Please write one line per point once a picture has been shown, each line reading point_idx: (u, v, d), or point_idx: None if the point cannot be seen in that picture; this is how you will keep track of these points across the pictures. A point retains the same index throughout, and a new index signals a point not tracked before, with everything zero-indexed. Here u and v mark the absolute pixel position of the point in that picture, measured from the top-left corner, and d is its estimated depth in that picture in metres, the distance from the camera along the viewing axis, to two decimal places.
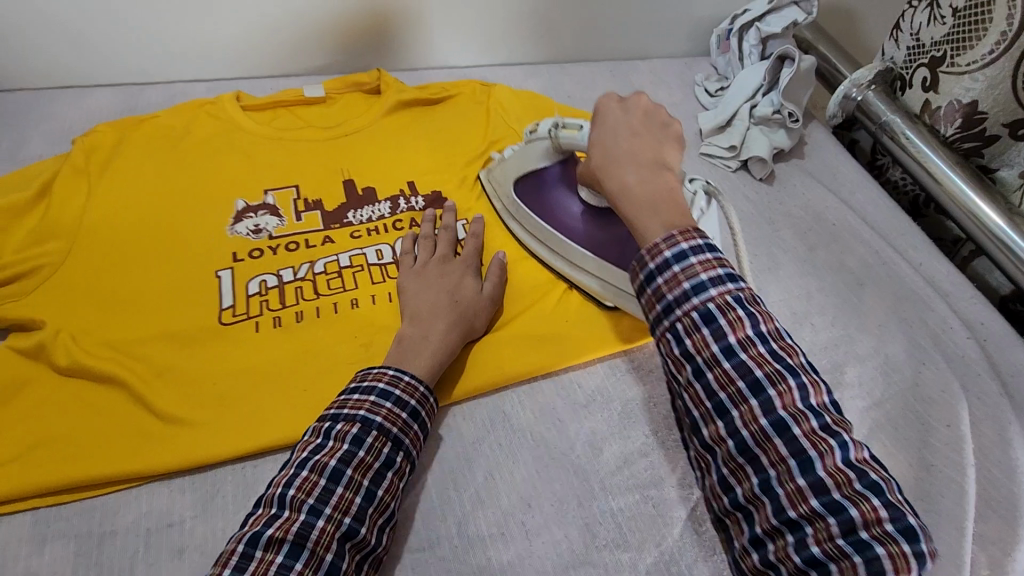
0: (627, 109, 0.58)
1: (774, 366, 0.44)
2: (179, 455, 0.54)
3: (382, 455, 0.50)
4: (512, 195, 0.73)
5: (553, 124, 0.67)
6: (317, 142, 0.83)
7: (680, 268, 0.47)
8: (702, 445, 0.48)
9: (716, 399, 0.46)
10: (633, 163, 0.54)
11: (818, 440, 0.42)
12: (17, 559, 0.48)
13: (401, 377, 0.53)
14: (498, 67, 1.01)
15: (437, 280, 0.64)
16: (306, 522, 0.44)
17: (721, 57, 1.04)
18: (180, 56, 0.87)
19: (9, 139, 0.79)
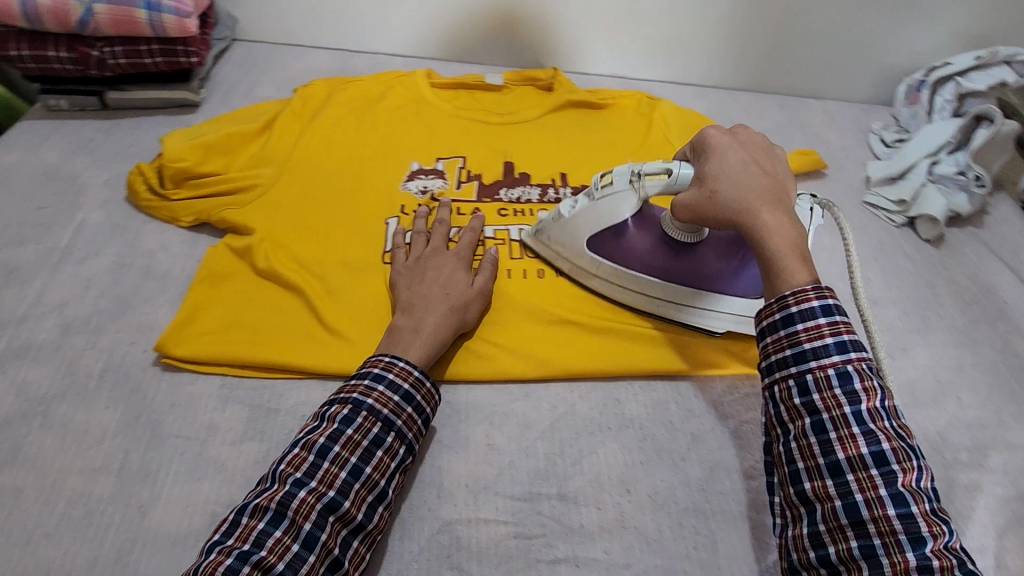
0: (744, 144, 0.58)
1: (902, 444, 0.44)
2: (336, 361, 0.62)
3: (371, 434, 0.51)
4: (585, 253, 0.66)
5: (631, 171, 0.61)
6: (487, 125, 0.91)
7: (826, 319, 0.48)
8: (796, 495, 0.47)
9: (831, 458, 0.45)
10: (777, 206, 0.54)
11: (932, 522, 0.42)
12: (206, 410, 0.59)
13: (396, 363, 0.55)
14: (666, 83, 1.04)
15: (431, 273, 0.64)
16: (288, 492, 0.47)
17: (906, 108, 0.98)
18: (391, 32, 1.00)
19: (248, 79, 0.95)
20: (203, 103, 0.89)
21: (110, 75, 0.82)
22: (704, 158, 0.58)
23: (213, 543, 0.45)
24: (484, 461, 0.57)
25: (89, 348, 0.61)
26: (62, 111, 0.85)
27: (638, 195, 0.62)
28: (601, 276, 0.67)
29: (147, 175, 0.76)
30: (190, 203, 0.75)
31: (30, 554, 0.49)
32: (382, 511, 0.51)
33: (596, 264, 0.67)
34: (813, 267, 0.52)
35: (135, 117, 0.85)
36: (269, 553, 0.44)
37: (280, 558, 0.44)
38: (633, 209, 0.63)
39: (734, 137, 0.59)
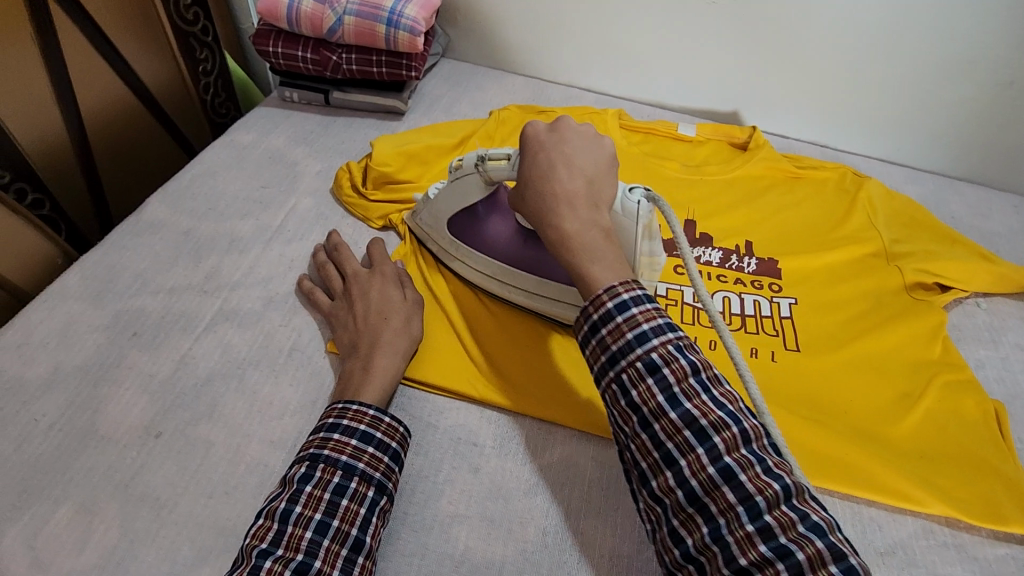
0: (561, 140, 0.57)
1: (719, 415, 0.44)
2: (493, 393, 0.61)
3: (332, 484, 0.50)
4: (448, 236, 0.70)
5: (477, 157, 0.62)
6: (673, 176, 0.89)
7: (622, 317, 0.47)
8: (650, 497, 0.46)
9: (664, 450, 0.45)
10: (574, 205, 0.53)
11: (762, 483, 0.42)
12: None
13: (349, 407, 0.55)
14: (873, 159, 0.97)
15: (362, 299, 0.64)
16: (254, 565, 0.45)
17: None
18: (593, 69, 1.02)
19: (452, 95, 1.00)
20: (409, 112, 0.95)
21: (340, 77, 0.91)
22: (520, 159, 0.58)
23: None
24: (634, 537, 0.54)
25: (283, 325, 0.67)
26: (292, 103, 0.94)
27: (484, 178, 0.63)
28: (462, 259, 0.69)
29: (354, 173, 0.81)
30: (383, 206, 0.80)
31: (209, 508, 0.53)
32: (363, 562, 0.48)
33: (457, 246, 0.69)
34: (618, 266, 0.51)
35: (350, 116, 0.93)
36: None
37: None
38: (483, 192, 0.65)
39: (554, 133, 0.58)
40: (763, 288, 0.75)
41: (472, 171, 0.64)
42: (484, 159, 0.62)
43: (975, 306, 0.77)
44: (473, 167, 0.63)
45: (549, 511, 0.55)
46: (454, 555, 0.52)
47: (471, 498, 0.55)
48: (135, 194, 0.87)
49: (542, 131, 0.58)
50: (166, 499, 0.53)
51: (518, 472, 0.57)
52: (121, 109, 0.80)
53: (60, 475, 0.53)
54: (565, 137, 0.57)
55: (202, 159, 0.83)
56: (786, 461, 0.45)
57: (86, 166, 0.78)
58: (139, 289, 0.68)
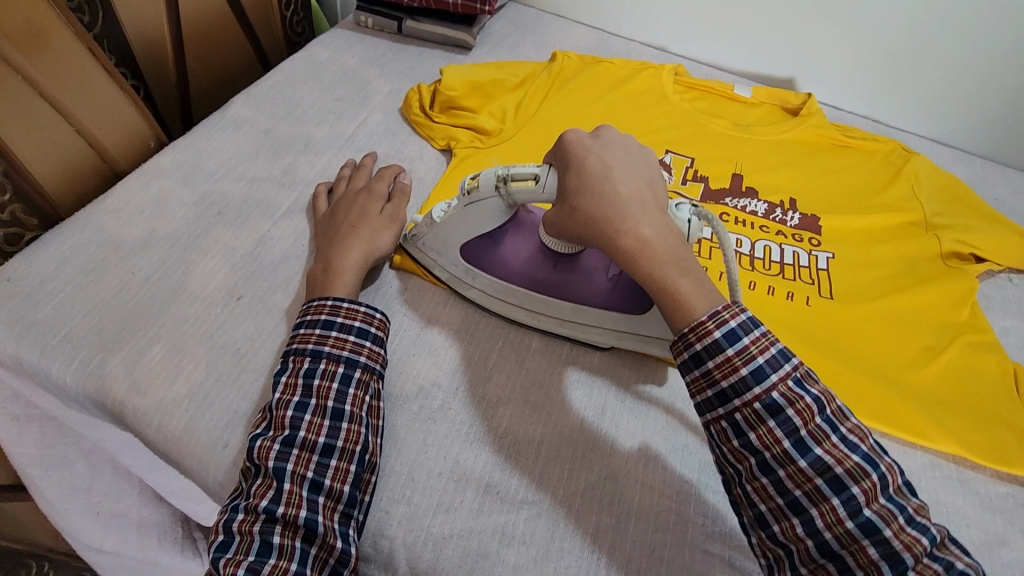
0: (608, 147, 0.57)
1: (854, 462, 0.47)
2: None
3: (303, 370, 0.54)
4: (461, 263, 0.65)
5: (499, 176, 0.58)
6: (724, 133, 0.92)
7: (733, 350, 0.49)
8: (771, 540, 0.49)
9: (791, 496, 0.48)
10: (641, 211, 0.53)
11: (905, 536, 0.45)
12: (430, 301, 0.67)
13: (310, 305, 0.58)
14: (923, 139, 0.98)
15: (345, 211, 0.67)
16: (251, 446, 0.51)
17: None
18: (657, 25, 1.04)
19: (516, 36, 1.04)
20: (475, 48, 0.99)
21: (415, 6, 0.95)
22: (566, 165, 0.56)
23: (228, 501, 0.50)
24: (660, 433, 0.59)
25: None
26: (366, 28, 0.99)
27: (506, 201, 0.60)
28: (477, 285, 0.66)
29: (423, 96, 0.86)
30: (447, 129, 0.84)
31: None
32: (348, 427, 0.52)
33: (474, 274, 0.65)
34: (693, 272, 0.52)
35: (419, 46, 0.97)
36: (254, 496, 0.48)
37: (262, 497, 0.48)
38: (504, 214, 0.62)
39: (597, 140, 0.58)
40: (803, 242, 0.79)
41: (493, 195, 0.59)
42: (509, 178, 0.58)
43: (1006, 281, 0.79)
44: (495, 190, 0.59)
45: (587, 404, 0.60)
46: (498, 429, 0.58)
47: (517, 383, 0.61)
48: (216, 99, 0.93)
49: (583, 137, 0.57)
50: (245, 350, 0.59)
51: (561, 371, 0.63)
52: (217, 15, 0.85)
53: (154, 319, 0.60)
54: (611, 145, 0.57)
55: (282, 70, 0.88)
56: (922, 504, 0.48)
57: (179, 63, 0.83)
58: (223, 175, 0.73)
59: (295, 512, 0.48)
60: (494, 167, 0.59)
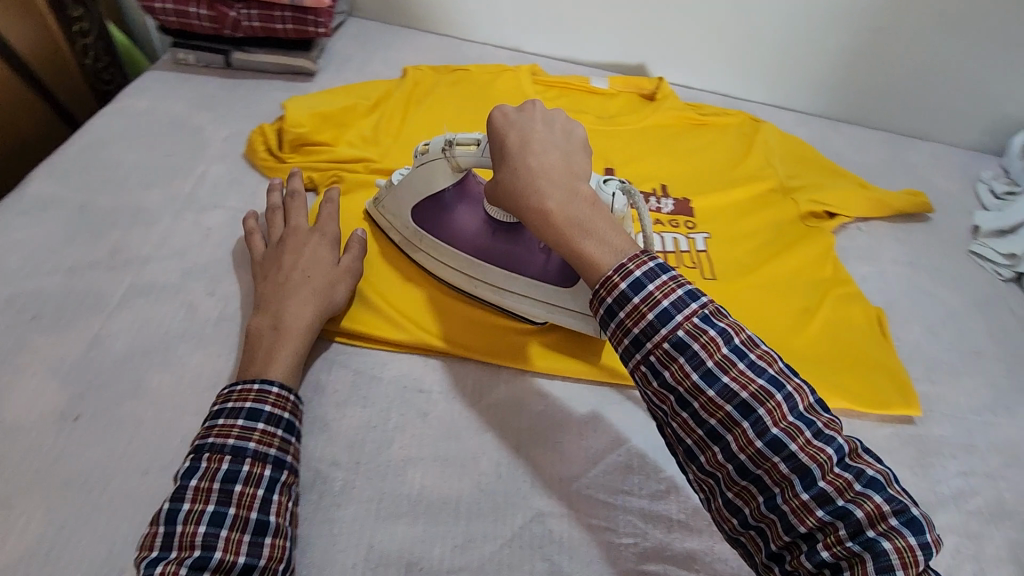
0: (530, 118, 0.54)
1: (760, 384, 0.42)
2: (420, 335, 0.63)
3: (218, 473, 0.47)
4: (412, 225, 0.67)
5: (445, 141, 0.61)
6: (589, 128, 0.92)
7: (639, 297, 0.44)
8: (700, 471, 0.44)
9: (707, 427, 0.43)
10: (552, 181, 0.50)
11: (814, 451, 0.41)
12: (312, 370, 0.60)
13: (233, 388, 0.52)
14: (768, 106, 1.04)
15: (289, 255, 0.62)
16: (144, 575, 0.42)
17: (1020, 160, 0.95)
18: (507, 27, 1.02)
19: (362, 55, 0.97)
20: (319, 74, 0.91)
21: (240, 36, 0.85)
22: (489, 142, 0.54)
23: None
24: (577, 459, 0.57)
25: (206, 294, 0.63)
26: (188, 66, 0.88)
27: (452, 166, 0.61)
28: (425, 249, 0.67)
29: (268, 136, 0.78)
30: (302, 169, 0.77)
31: (144, 484, 0.50)
32: (273, 540, 0.46)
33: (422, 237, 0.66)
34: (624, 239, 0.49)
35: (254, 78, 0.89)
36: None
37: None
38: (451, 179, 0.63)
39: (521, 112, 0.54)
40: (680, 226, 0.81)
41: (438, 156, 0.62)
42: (454, 144, 0.60)
43: (857, 230, 0.86)
44: (439, 152, 0.61)
45: (499, 444, 0.57)
46: (411, 495, 0.53)
47: (424, 441, 0.57)
48: (13, 171, 0.79)
49: (507, 110, 0.54)
50: (93, 480, 0.50)
51: (467, 413, 0.59)
52: None
53: None
54: (535, 119, 0.53)
55: (90, 128, 0.76)
56: (834, 417, 0.44)
57: None
58: (31, 268, 0.62)
59: None
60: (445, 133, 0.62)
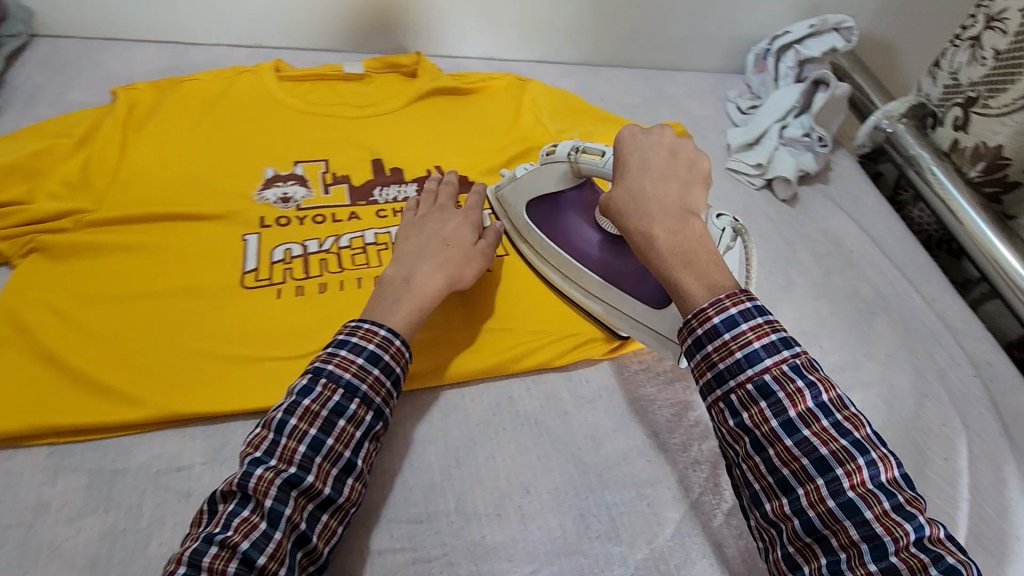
0: (649, 141, 0.58)
1: (842, 445, 0.44)
2: (160, 407, 0.54)
3: (331, 402, 0.51)
4: (525, 218, 0.71)
5: (573, 147, 0.64)
6: (350, 122, 0.85)
7: (730, 336, 0.48)
8: (763, 518, 0.48)
9: (780, 475, 0.46)
10: (654, 207, 0.53)
11: (891, 523, 0.42)
12: (31, 488, 0.51)
13: (359, 327, 0.55)
14: (535, 62, 1.03)
15: (434, 224, 0.67)
16: (246, 472, 0.46)
17: (755, 76, 1.04)
18: (233, 22, 0.90)
19: (55, 83, 0.81)
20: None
21: None
22: (614, 159, 0.59)
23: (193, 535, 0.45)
24: (373, 487, 0.54)
25: None
26: None
27: (572, 169, 0.64)
28: (530, 242, 0.71)
29: None
30: None
31: None
32: (353, 484, 0.50)
33: (530, 230, 0.70)
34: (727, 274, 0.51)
35: None
36: (234, 532, 0.44)
37: (247, 536, 0.44)
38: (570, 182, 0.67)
39: (647, 133, 0.58)
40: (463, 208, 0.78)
41: (563, 160, 0.65)
42: (579, 151, 0.64)
43: None
44: (565, 156, 0.65)
45: None
46: None
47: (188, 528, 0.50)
48: None
49: (636, 130, 0.58)
50: None
51: None
52: None
53: None
54: (657, 147, 0.57)
55: None
56: (918, 496, 0.44)
57: None
58: None
59: (277, 568, 0.44)
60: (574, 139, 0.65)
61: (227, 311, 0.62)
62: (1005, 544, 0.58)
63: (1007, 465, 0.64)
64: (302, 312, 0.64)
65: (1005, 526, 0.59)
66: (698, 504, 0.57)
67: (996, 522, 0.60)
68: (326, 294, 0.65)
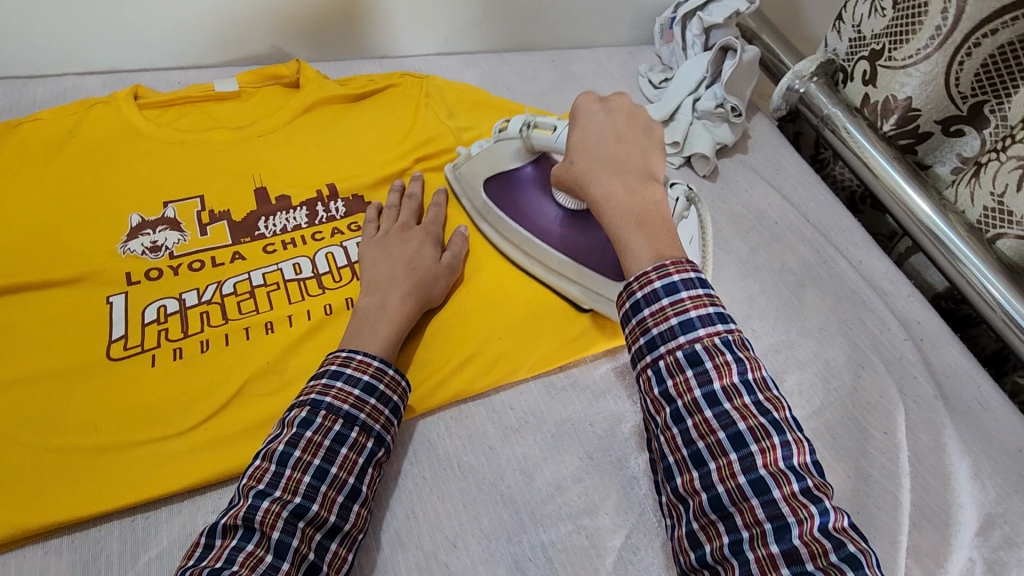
0: (612, 110, 0.58)
1: (761, 422, 0.42)
2: (15, 522, 0.48)
3: (332, 433, 0.49)
4: (482, 198, 0.70)
5: (524, 122, 0.66)
6: (224, 145, 0.75)
7: (668, 301, 0.45)
8: (674, 493, 0.45)
9: (694, 448, 0.44)
10: (608, 169, 0.53)
11: (798, 505, 0.40)
12: None
13: (354, 357, 0.53)
14: (431, 55, 0.96)
15: (398, 246, 0.64)
16: (251, 505, 0.45)
17: (665, 47, 0.99)
18: (73, 47, 0.79)
19: None
20: None
21: None
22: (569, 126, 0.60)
23: (186, 569, 0.43)
24: None
25: None
26: None
27: (526, 144, 0.66)
28: (489, 221, 0.70)
29: None
30: None
31: None
32: (359, 510, 0.49)
33: (489, 209, 0.69)
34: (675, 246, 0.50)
35: None
36: (241, 566, 0.42)
37: (254, 570, 0.42)
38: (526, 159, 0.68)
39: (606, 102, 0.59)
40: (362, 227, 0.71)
41: (517, 137, 0.67)
42: (532, 127, 0.65)
43: None
44: (519, 133, 0.66)
45: None
46: None
47: None
48: None
49: (592, 100, 0.59)
50: None
51: None
52: None
53: None
54: (618, 113, 0.58)
55: None
56: (829, 484, 0.42)
57: None
58: None
59: None
60: (526, 114, 0.67)
61: (92, 393, 0.55)
62: (949, 514, 0.58)
63: (945, 429, 0.62)
64: (182, 379, 0.56)
65: (947, 495, 0.58)
66: (639, 527, 0.54)
67: (938, 491, 0.59)
68: (209, 353, 0.58)
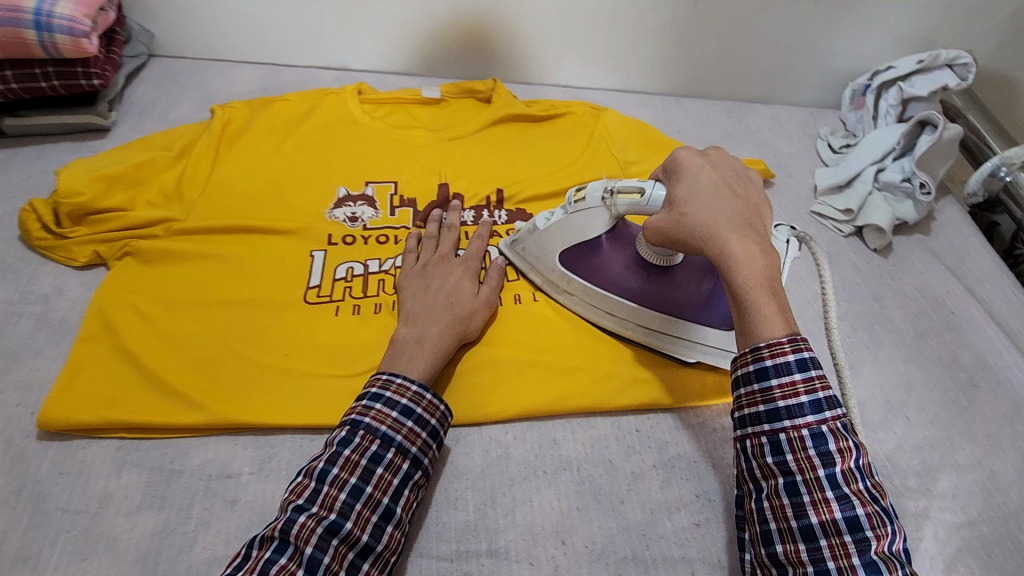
0: (715, 162, 0.57)
1: (876, 509, 0.43)
2: (221, 412, 0.58)
3: (370, 452, 0.51)
4: (559, 269, 0.66)
5: (605, 188, 0.60)
6: (422, 144, 0.86)
7: (801, 376, 0.47)
8: (770, 558, 0.46)
9: (804, 522, 0.45)
10: (739, 229, 0.51)
11: None
12: (99, 478, 0.56)
13: (393, 380, 0.55)
14: (611, 89, 1.01)
15: (437, 281, 0.65)
16: (289, 519, 0.46)
17: (852, 113, 0.97)
18: (321, 44, 0.95)
19: (166, 100, 0.90)
20: (116, 127, 0.86)
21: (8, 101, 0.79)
22: (669, 180, 0.56)
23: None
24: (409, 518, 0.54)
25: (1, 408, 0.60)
26: None
27: (611, 213, 0.61)
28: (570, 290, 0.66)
29: (42, 212, 0.71)
30: (87, 242, 0.71)
31: None
32: (392, 530, 0.50)
33: (569, 280, 0.65)
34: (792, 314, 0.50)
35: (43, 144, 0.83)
36: None
37: None
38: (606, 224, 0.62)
39: (706, 157, 0.57)
40: None
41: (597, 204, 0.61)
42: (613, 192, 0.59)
43: None
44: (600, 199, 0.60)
45: None
46: None
47: (232, 535, 0.53)
48: None
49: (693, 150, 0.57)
50: None
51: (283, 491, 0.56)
52: None
53: None
54: (723, 166, 0.56)
55: None
56: None
57: None
58: None
59: None
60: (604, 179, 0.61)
61: (289, 325, 0.65)
62: None
63: None
64: (355, 331, 0.65)
65: None
66: None
67: None
68: (381, 314, 0.67)
